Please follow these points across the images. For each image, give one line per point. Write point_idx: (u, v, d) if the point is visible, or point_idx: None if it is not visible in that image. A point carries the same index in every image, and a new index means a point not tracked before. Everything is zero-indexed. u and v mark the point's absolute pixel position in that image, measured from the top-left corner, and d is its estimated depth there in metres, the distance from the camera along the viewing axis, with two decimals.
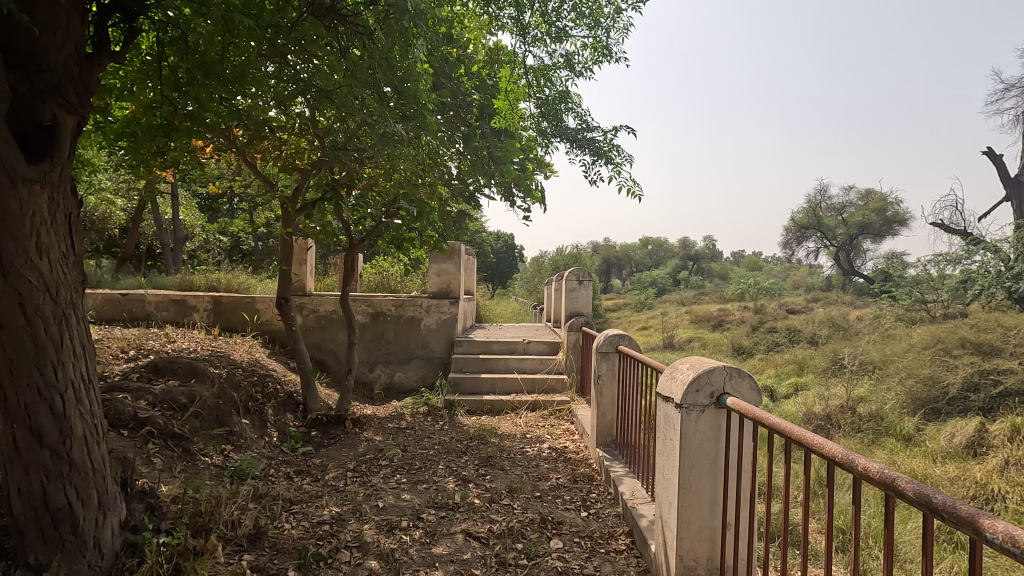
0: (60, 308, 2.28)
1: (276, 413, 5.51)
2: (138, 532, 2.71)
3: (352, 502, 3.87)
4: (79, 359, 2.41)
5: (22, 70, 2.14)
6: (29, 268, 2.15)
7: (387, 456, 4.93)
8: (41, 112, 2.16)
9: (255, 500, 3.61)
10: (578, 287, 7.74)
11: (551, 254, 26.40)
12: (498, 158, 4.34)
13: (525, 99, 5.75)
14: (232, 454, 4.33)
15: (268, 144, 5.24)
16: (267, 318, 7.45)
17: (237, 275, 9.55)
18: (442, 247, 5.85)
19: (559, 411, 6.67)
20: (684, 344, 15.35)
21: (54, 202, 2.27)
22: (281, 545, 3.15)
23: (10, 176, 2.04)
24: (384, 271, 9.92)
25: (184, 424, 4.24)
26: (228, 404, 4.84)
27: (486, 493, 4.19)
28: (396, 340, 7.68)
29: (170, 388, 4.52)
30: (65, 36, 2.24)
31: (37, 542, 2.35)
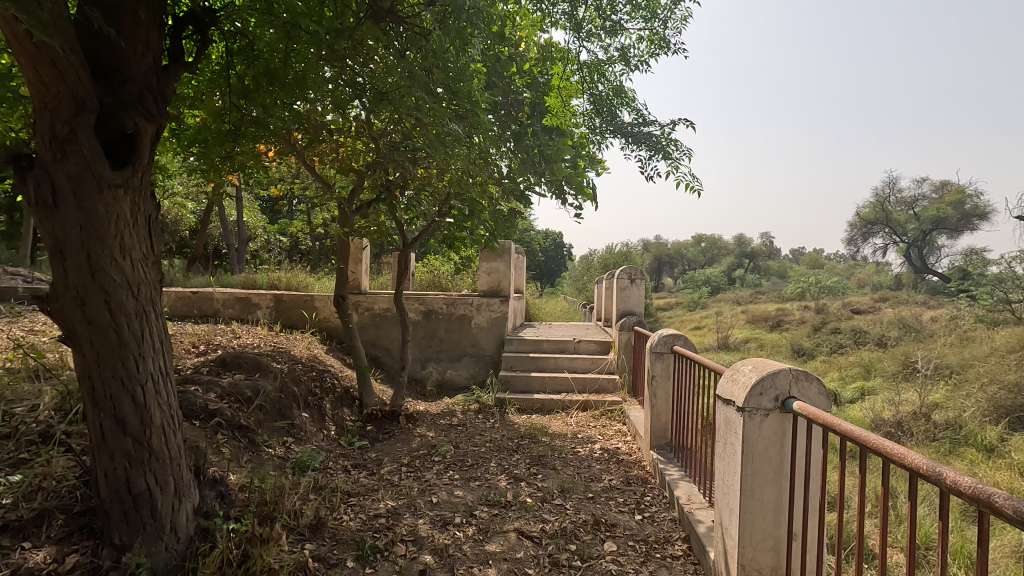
0: (140, 304, 2.43)
1: (334, 407, 5.69)
2: (209, 518, 2.83)
3: (407, 497, 3.94)
4: (158, 353, 2.56)
5: (108, 81, 2.28)
6: (114, 267, 2.29)
7: (440, 452, 4.99)
8: (124, 121, 2.29)
9: (316, 491, 3.75)
10: (629, 285, 7.56)
11: (601, 252, 26.04)
12: (549, 155, 4.32)
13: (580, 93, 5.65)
14: (293, 446, 4.53)
15: (325, 147, 5.44)
16: (326, 315, 7.72)
17: (296, 274, 9.93)
18: (493, 246, 5.79)
19: (611, 411, 6.59)
20: (740, 344, 14.85)
21: (136, 206, 2.41)
22: (341, 537, 3.26)
23: (97, 180, 2.19)
24: (436, 270, 10.07)
25: (249, 416, 4.44)
26: (289, 398, 5.06)
27: (538, 492, 4.18)
28: (447, 338, 7.77)
29: (237, 382, 4.75)
30: (144, 48, 2.37)
31: (121, 523, 2.52)
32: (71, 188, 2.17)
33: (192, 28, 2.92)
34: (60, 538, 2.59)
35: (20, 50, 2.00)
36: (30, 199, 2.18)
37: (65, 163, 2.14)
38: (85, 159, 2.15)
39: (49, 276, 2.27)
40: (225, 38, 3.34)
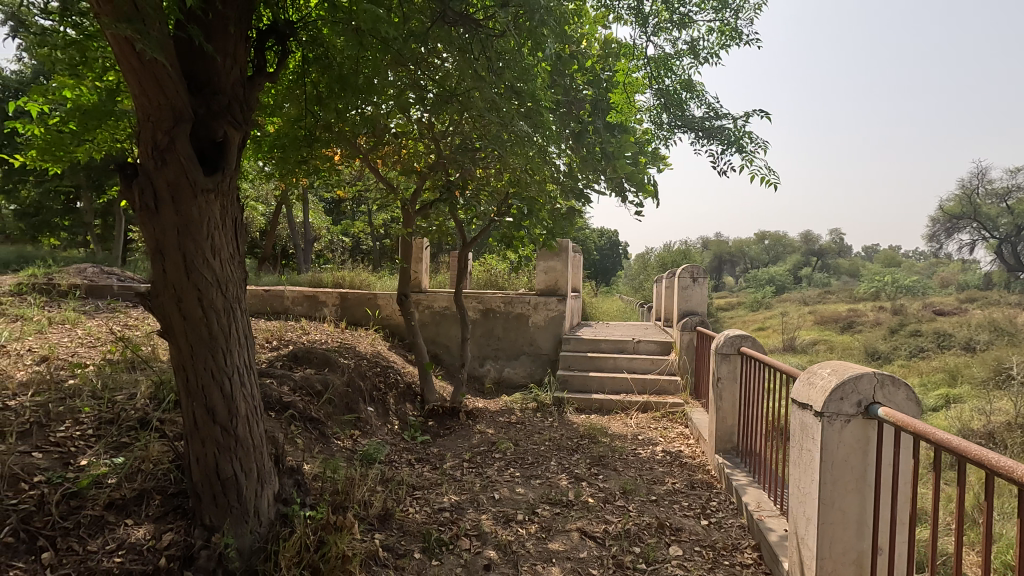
0: (228, 301, 2.59)
1: (397, 402, 5.86)
2: (288, 504, 2.98)
3: (470, 492, 4.01)
4: (243, 347, 2.72)
5: (201, 94, 2.44)
6: (205, 267, 2.46)
7: (500, 449, 5.04)
8: (215, 130, 2.45)
9: (384, 483, 3.87)
10: (692, 285, 7.39)
11: (658, 251, 25.46)
12: (611, 152, 4.37)
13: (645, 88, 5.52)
14: (360, 438, 4.70)
15: (388, 150, 5.59)
16: (388, 313, 7.96)
17: (359, 273, 10.28)
18: (551, 244, 5.77)
19: (672, 413, 6.45)
20: (808, 346, 14.15)
21: (225, 209, 2.57)
22: (408, 528, 3.36)
23: (192, 186, 2.35)
24: (493, 269, 10.16)
25: (319, 409, 4.64)
26: (356, 392, 5.26)
27: (600, 493, 4.14)
28: (505, 336, 7.83)
29: (308, 375, 4.97)
30: (232, 61, 2.52)
31: (210, 505, 2.70)
32: (170, 193, 2.34)
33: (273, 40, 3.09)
34: (157, 517, 2.82)
35: (127, 67, 2.18)
36: (134, 204, 2.36)
37: (164, 171, 2.31)
38: (181, 166, 2.32)
39: (150, 275, 2.46)
40: (301, 48, 3.50)
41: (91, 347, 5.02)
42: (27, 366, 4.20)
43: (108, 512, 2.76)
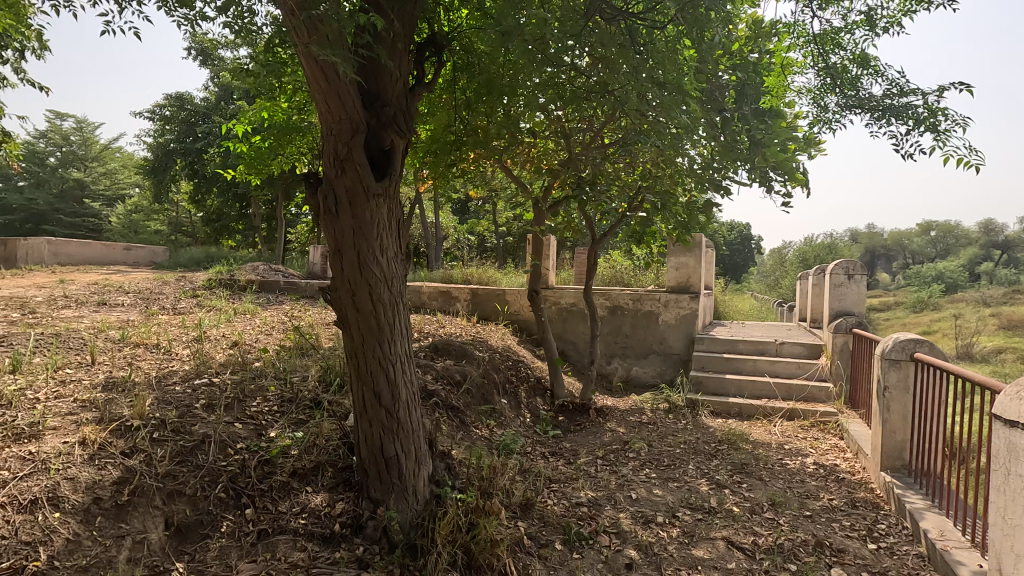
0: (393, 296, 2.83)
1: (528, 396, 5.99)
2: (440, 486, 3.19)
3: (606, 489, 3.99)
4: (405, 338, 2.96)
5: (371, 107, 2.69)
6: (375, 264, 2.71)
7: (634, 448, 4.96)
8: (383, 139, 2.68)
9: (522, 473, 3.99)
10: (846, 282, 6.67)
11: (798, 245, 23.28)
12: (759, 140, 4.06)
13: (801, 67, 5.03)
14: (496, 428, 4.88)
15: (520, 150, 5.70)
16: (517, 308, 8.15)
17: (486, 270, 10.66)
18: (685, 239, 5.51)
19: (824, 423, 5.88)
20: (991, 355, 12.11)
21: (391, 211, 2.81)
22: (548, 519, 3.43)
23: (366, 192, 2.60)
24: (618, 266, 9.97)
25: (459, 399, 4.90)
26: (491, 384, 5.47)
27: (746, 502, 3.91)
28: (633, 334, 7.65)
29: (448, 366, 5.26)
30: (397, 74, 2.75)
31: (376, 481, 2.97)
32: (348, 198, 2.61)
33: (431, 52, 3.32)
34: (331, 487, 3.16)
35: (316, 87, 2.47)
36: (319, 209, 2.67)
37: (343, 178, 2.58)
38: (358, 173, 2.58)
39: (329, 272, 2.76)
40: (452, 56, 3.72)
41: (269, 334, 5.75)
42: (223, 349, 4.92)
43: (293, 478, 3.15)
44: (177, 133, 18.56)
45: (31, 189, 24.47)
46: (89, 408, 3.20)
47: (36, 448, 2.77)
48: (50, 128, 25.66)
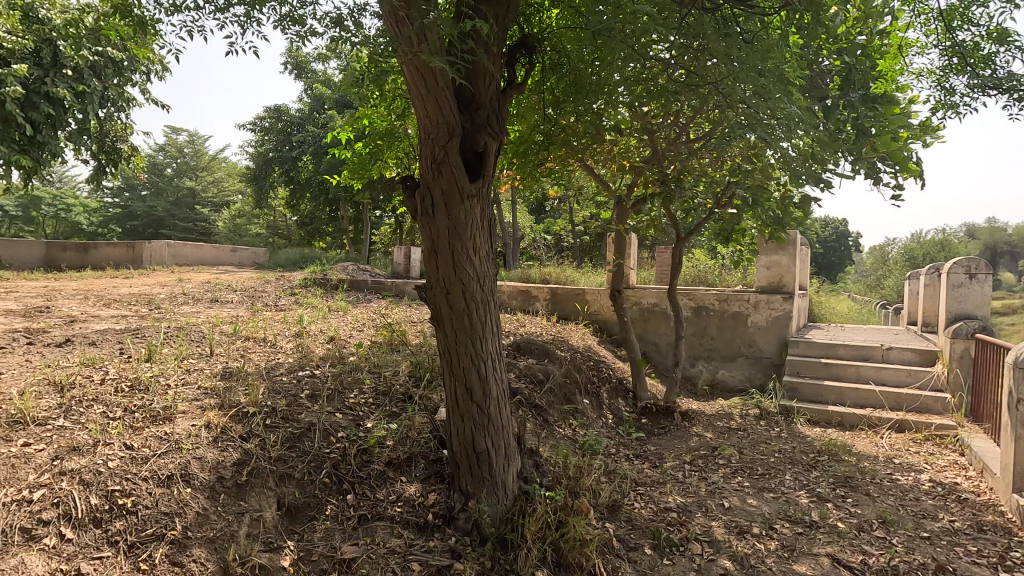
0: (485, 295, 2.90)
1: (610, 397, 5.91)
2: (529, 483, 3.23)
3: (696, 495, 3.86)
4: (495, 336, 3.02)
5: (466, 110, 2.77)
6: (468, 263, 2.80)
7: (724, 455, 4.76)
8: (477, 141, 2.75)
9: (608, 474, 3.95)
10: (967, 283, 6.01)
11: (904, 242, 21.31)
12: (868, 129, 3.78)
13: (919, 46, 4.60)
14: (579, 428, 4.86)
15: (600, 148, 5.57)
16: (596, 308, 8.05)
17: (565, 269, 10.62)
18: (779, 237, 5.20)
19: (940, 437, 5.35)
20: None
21: (484, 212, 2.88)
22: (636, 522, 3.38)
23: (460, 193, 2.69)
24: (702, 265, 9.60)
25: (542, 397, 4.92)
26: (573, 384, 5.45)
27: (852, 518, 3.64)
28: (719, 336, 7.33)
29: (531, 365, 5.30)
30: (490, 77, 2.80)
31: (467, 474, 3.05)
32: (444, 200, 2.72)
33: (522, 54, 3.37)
34: (423, 478, 3.29)
35: (416, 93, 2.59)
36: (417, 211, 2.79)
37: (440, 180, 2.69)
38: (453, 175, 2.67)
39: (425, 271, 2.88)
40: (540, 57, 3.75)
41: (360, 331, 6.06)
42: (321, 344, 5.24)
43: (388, 468, 3.30)
44: (275, 143, 19.98)
45: (152, 198, 27.27)
46: (211, 395, 3.52)
47: (171, 428, 3.06)
48: (168, 142, 28.48)
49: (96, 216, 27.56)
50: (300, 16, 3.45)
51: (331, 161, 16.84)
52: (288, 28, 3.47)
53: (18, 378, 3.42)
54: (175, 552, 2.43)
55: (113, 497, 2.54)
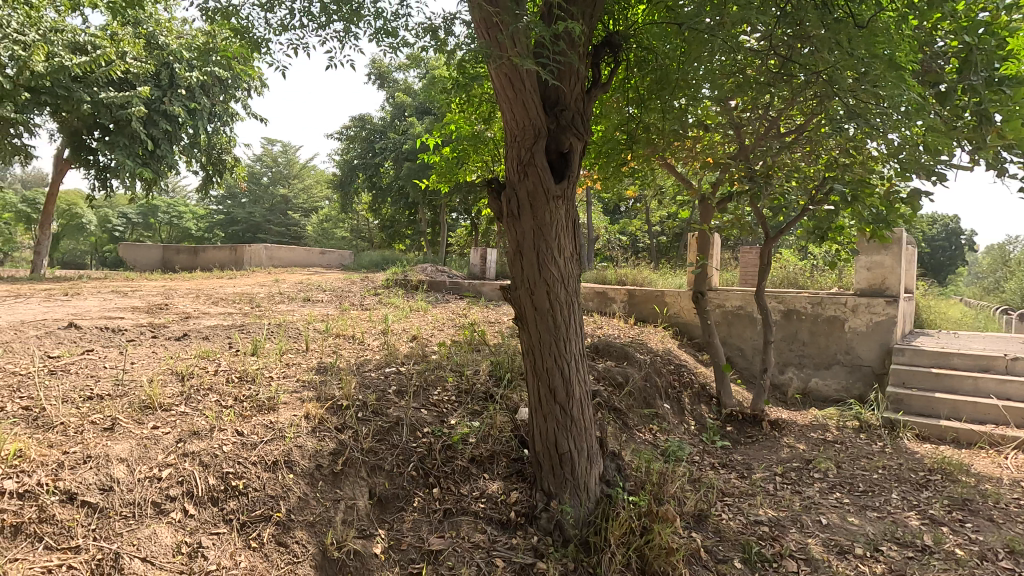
0: (569, 295, 2.92)
1: (692, 402, 5.70)
2: (612, 486, 3.20)
3: (789, 510, 3.65)
4: (578, 336, 3.03)
5: (551, 111, 2.79)
6: (553, 265, 2.82)
7: (819, 468, 4.45)
8: (562, 142, 2.77)
9: (692, 482, 3.81)
10: None
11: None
12: (992, 116, 3.40)
13: None
14: (660, 433, 4.72)
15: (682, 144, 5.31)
16: (676, 310, 7.77)
17: (642, 270, 10.38)
18: (884, 236, 4.74)
19: None
20: None
21: (568, 212, 2.89)
22: (724, 534, 3.24)
23: (546, 194, 2.73)
24: (791, 266, 9.05)
25: (622, 400, 4.84)
26: (653, 388, 5.31)
27: (971, 545, 3.30)
28: (812, 342, 6.88)
29: (610, 367, 5.21)
30: (575, 78, 2.81)
31: (549, 474, 3.06)
32: (529, 201, 2.75)
33: (608, 53, 3.35)
34: (505, 476, 3.34)
35: (505, 97, 2.65)
36: (503, 212, 2.85)
37: (526, 182, 2.73)
38: (539, 177, 2.71)
39: (510, 272, 2.92)
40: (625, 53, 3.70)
41: (440, 330, 6.22)
42: (405, 342, 5.44)
43: (472, 464, 3.37)
44: (359, 150, 21.00)
45: (250, 205, 29.52)
46: (309, 388, 3.76)
47: (275, 417, 3.29)
48: (264, 152, 30.70)
49: (203, 222, 30.21)
50: (393, 29, 3.63)
51: (411, 166, 17.47)
52: (382, 40, 3.67)
53: (147, 367, 3.82)
54: (281, 533, 2.62)
55: (228, 479, 2.76)
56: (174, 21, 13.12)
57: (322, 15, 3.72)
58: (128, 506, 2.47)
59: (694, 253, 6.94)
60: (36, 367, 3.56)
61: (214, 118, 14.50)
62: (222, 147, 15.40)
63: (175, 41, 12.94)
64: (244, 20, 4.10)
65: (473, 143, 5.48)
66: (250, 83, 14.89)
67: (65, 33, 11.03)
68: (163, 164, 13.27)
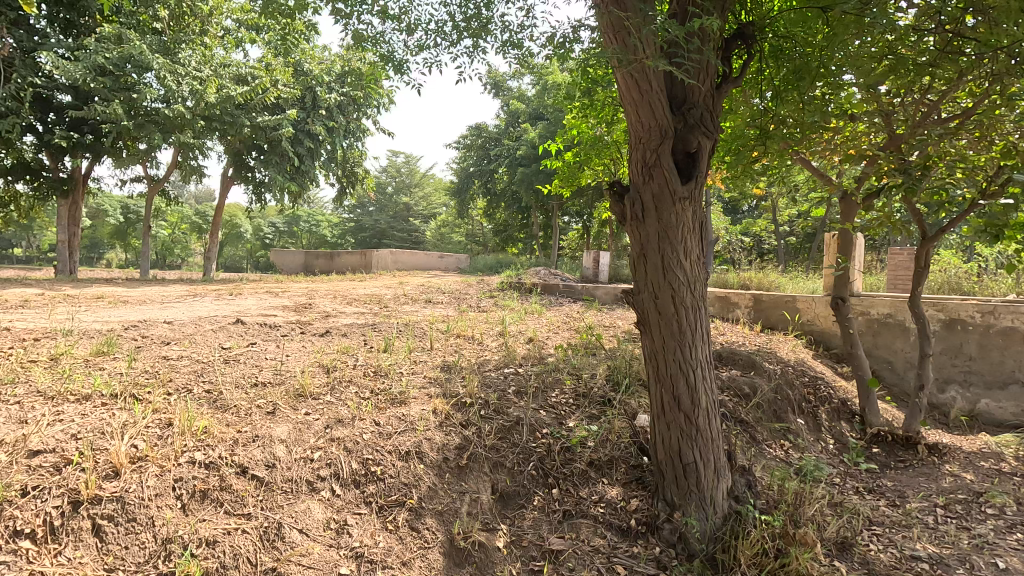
0: (695, 300, 2.83)
1: (830, 419, 5.20)
2: (741, 502, 3.03)
3: (955, 548, 3.19)
4: (704, 342, 2.92)
5: (678, 111, 2.73)
6: (678, 268, 2.75)
7: (993, 503, 3.84)
8: (690, 142, 2.69)
9: (833, 506, 3.48)
10: None
11: None
12: None
13: None
14: (793, 451, 4.36)
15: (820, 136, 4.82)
16: (809, 318, 7.10)
17: (769, 274, 9.66)
18: None
19: None
20: None
21: (695, 214, 2.80)
22: (873, 567, 2.93)
23: (672, 196, 2.67)
24: (954, 270, 7.92)
25: (749, 412, 4.54)
26: (785, 400, 4.93)
27: None
28: (981, 357, 5.96)
29: (735, 377, 4.92)
30: (704, 75, 2.72)
31: (672, 485, 2.97)
32: (654, 204, 2.72)
33: (741, 43, 3.19)
34: (625, 483, 3.29)
35: (630, 99, 2.65)
36: (626, 215, 2.83)
37: (651, 184, 2.70)
38: (665, 179, 2.67)
39: (633, 276, 2.90)
40: (760, 39, 3.49)
41: (556, 333, 6.28)
42: (521, 344, 5.57)
43: (590, 468, 3.37)
44: (475, 158, 21.81)
45: (377, 213, 31.86)
46: (435, 385, 3.99)
47: (407, 411, 3.54)
48: (389, 164, 33.00)
49: (337, 230, 33.18)
50: (519, 40, 3.75)
51: (524, 172, 17.83)
52: (508, 52, 3.81)
53: (299, 360, 4.30)
54: (413, 519, 2.81)
55: (368, 464, 3.01)
56: (316, 50, 14.60)
57: (453, 33, 3.95)
58: (288, 482, 2.79)
59: (831, 255, 6.33)
60: (214, 356, 4.14)
61: (348, 134, 15.92)
62: (355, 160, 16.84)
63: (317, 67, 14.37)
64: (384, 45, 4.46)
65: (593, 147, 5.61)
66: (379, 101, 16.13)
67: (232, 68, 12.69)
68: (306, 178, 14.83)
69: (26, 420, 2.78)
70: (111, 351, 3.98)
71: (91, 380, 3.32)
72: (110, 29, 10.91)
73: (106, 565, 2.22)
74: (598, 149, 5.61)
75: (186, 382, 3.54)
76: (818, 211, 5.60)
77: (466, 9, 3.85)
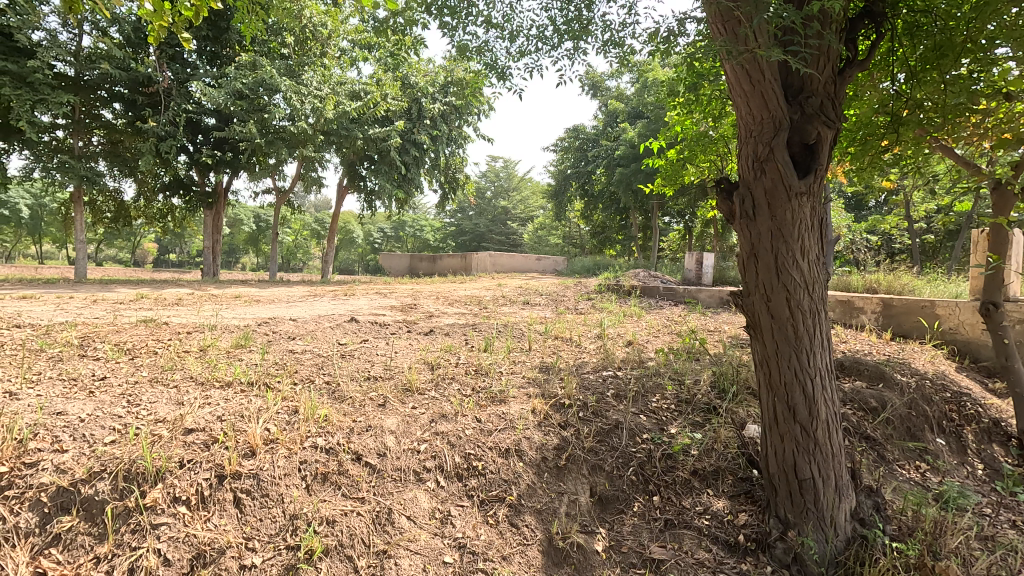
0: (814, 303, 2.63)
1: (977, 440, 4.56)
2: (866, 526, 2.76)
3: None
4: (823, 349, 2.70)
5: (795, 100, 2.55)
6: (794, 268, 2.57)
7: None
8: (809, 132, 2.50)
9: (982, 540, 3.04)
10: None
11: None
12: None
13: None
14: (931, 474, 3.88)
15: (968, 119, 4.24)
16: (952, 326, 6.28)
17: (902, 277, 8.65)
18: None
19: None
20: None
21: (814, 210, 2.60)
22: None
23: (787, 191, 2.50)
24: None
25: (876, 428, 4.11)
26: (920, 417, 4.40)
27: None
28: None
29: (860, 389, 4.48)
30: (825, 60, 2.53)
31: (786, 501, 2.77)
32: (767, 200, 2.56)
33: (870, 22, 2.90)
34: (732, 495, 3.13)
35: (741, 89, 2.53)
36: (737, 214, 2.70)
37: (763, 180, 2.56)
38: (778, 173, 2.50)
39: (743, 278, 2.76)
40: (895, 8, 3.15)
41: (656, 337, 6.10)
42: (620, 347, 5.47)
43: (694, 477, 3.22)
44: (573, 161, 21.76)
45: (477, 218, 32.81)
46: (534, 385, 4.04)
47: (507, 409, 3.62)
48: (488, 170, 33.87)
49: (439, 235, 34.61)
50: (620, 38, 3.70)
51: (623, 172, 17.49)
52: (609, 51, 3.77)
53: (407, 357, 4.55)
54: (513, 515, 2.87)
55: (470, 459, 3.12)
56: (422, 63, 15.37)
57: (554, 37, 3.99)
58: (398, 470, 2.97)
59: (980, 254, 5.56)
60: (332, 351, 4.51)
61: (450, 142, 16.63)
62: (456, 166, 17.50)
63: (422, 79, 15.11)
64: (487, 54, 4.61)
65: (697, 144, 5.38)
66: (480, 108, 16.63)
67: (347, 85, 13.74)
68: (412, 186, 15.65)
69: (182, 401, 3.21)
70: (247, 343, 4.47)
71: (232, 369, 3.75)
72: (246, 57, 12.28)
73: (244, 533, 2.50)
74: (702, 145, 5.37)
75: (310, 373, 3.88)
76: (965, 205, 4.92)
77: (567, 12, 3.87)
